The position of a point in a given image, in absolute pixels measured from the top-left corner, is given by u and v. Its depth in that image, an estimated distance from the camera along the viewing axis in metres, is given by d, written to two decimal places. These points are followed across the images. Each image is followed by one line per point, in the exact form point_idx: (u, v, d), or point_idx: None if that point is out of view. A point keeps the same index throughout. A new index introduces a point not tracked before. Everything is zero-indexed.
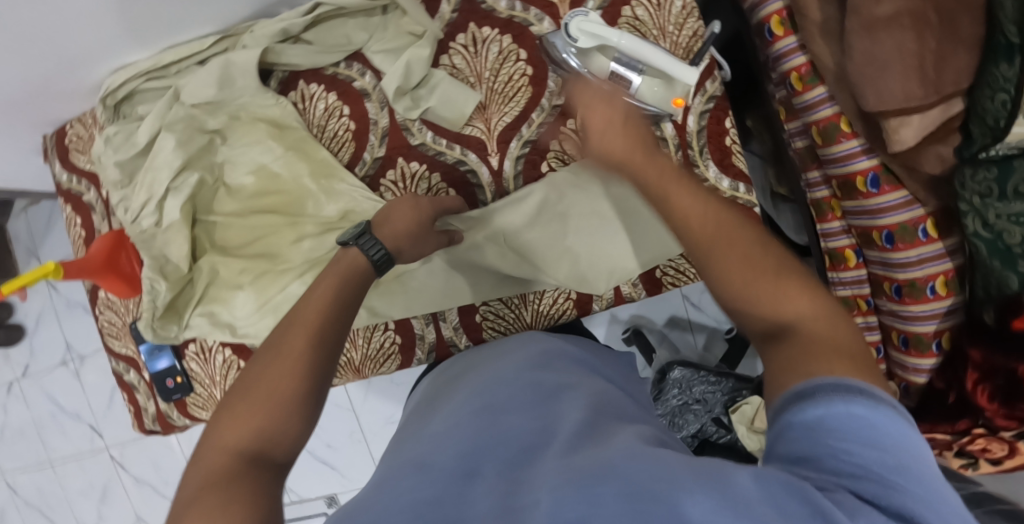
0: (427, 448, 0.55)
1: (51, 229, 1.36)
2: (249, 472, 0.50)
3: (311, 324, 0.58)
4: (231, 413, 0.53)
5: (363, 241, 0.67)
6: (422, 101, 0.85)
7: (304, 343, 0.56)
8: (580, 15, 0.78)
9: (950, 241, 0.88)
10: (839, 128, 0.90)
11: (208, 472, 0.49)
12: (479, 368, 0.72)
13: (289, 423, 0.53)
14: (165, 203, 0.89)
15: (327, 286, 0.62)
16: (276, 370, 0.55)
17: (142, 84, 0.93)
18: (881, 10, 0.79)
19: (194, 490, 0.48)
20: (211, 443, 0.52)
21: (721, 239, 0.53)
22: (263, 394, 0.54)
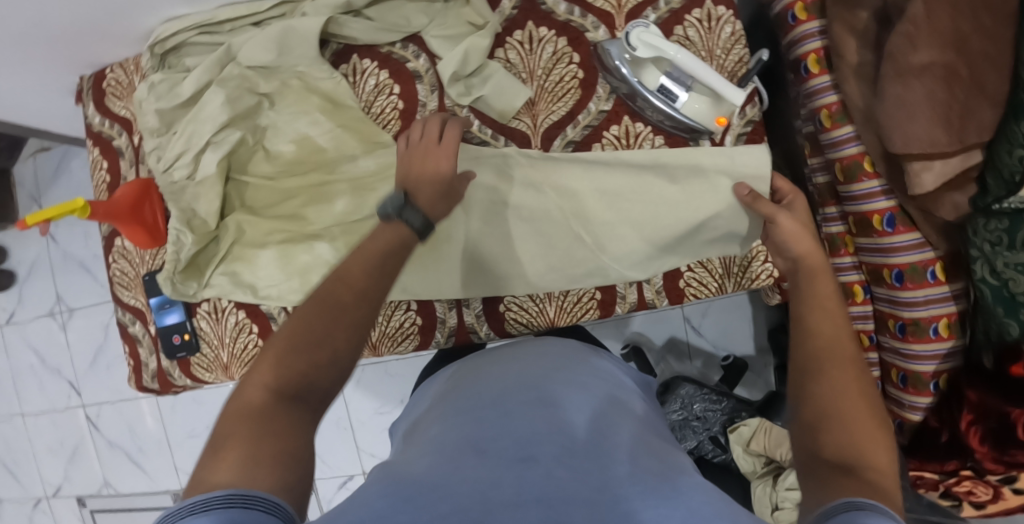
0: (481, 430, 0.67)
1: (59, 175, 1.34)
2: (279, 417, 0.53)
3: (358, 284, 0.60)
4: (273, 354, 0.56)
5: (406, 212, 0.65)
6: (473, 90, 0.87)
7: (351, 303, 0.59)
8: (640, 26, 0.81)
9: (956, 286, 0.93)
10: (862, 166, 0.94)
11: (244, 406, 0.53)
12: (518, 358, 0.82)
13: (323, 376, 0.56)
14: (203, 156, 0.90)
15: (377, 246, 0.63)
16: (321, 322, 0.57)
17: (194, 37, 0.93)
18: (916, 58, 0.82)
19: (230, 423, 0.52)
20: (250, 376, 0.55)
21: (836, 372, 0.61)
22: (303, 342, 0.56)
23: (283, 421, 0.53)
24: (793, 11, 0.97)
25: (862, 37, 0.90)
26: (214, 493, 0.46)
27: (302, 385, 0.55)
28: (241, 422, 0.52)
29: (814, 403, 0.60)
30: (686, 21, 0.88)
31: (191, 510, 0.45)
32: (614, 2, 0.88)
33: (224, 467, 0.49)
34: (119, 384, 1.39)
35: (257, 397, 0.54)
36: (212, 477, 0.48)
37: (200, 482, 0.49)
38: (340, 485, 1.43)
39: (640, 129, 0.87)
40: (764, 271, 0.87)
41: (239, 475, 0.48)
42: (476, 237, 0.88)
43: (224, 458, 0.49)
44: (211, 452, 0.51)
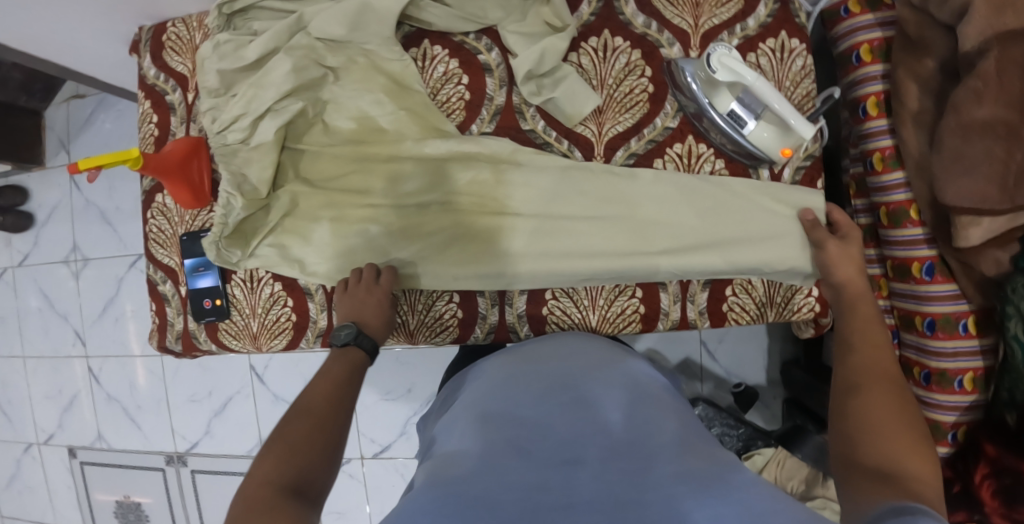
0: (523, 432, 0.67)
1: (89, 122, 1.39)
2: (283, 502, 0.57)
3: (331, 393, 0.70)
4: (269, 456, 0.61)
5: (360, 339, 0.78)
6: (545, 90, 0.89)
7: (328, 407, 0.68)
8: (722, 49, 0.82)
9: (986, 341, 0.94)
10: (907, 213, 0.96)
11: (250, 500, 0.57)
12: (554, 356, 0.80)
13: (319, 470, 0.62)
14: (261, 123, 0.89)
15: (339, 369, 0.74)
16: (305, 427, 0.65)
17: (264, 2, 0.93)
18: (980, 113, 0.83)
19: (239, 512, 0.56)
20: (251, 478, 0.60)
21: (874, 392, 0.65)
22: (295, 447, 0.62)
23: (293, 506, 0.56)
24: (859, 51, 0.99)
25: (925, 86, 0.91)
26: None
27: (300, 479, 0.60)
28: (251, 510, 0.56)
29: (853, 416, 0.63)
30: (760, 49, 0.90)
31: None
32: (692, 22, 0.90)
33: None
34: (119, 337, 1.41)
35: (261, 491, 0.57)
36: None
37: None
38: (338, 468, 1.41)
39: (703, 150, 0.89)
40: (805, 305, 0.88)
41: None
42: (537, 222, 0.89)
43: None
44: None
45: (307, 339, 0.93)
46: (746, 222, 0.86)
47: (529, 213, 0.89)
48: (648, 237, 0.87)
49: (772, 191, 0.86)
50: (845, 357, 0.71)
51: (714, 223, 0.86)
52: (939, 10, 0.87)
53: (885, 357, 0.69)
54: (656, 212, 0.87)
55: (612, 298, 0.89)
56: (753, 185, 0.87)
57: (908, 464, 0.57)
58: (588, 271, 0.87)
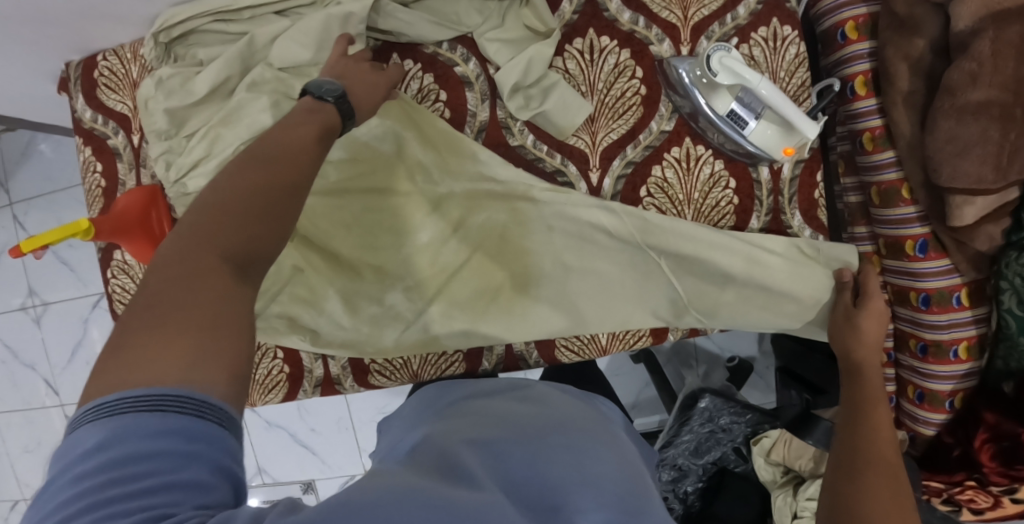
0: (503, 458, 0.55)
1: (29, 150, 1.32)
2: (230, 284, 0.46)
3: (300, 158, 0.57)
4: (202, 220, 0.49)
5: (342, 102, 0.67)
6: (534, 104, 0.83)
7: (296, 170, 0.55)
8: (722, 49, 0.78)
9: (978, 311, 0.96)
10: (899, 193, 0.96)
11: (194, 266, 0.46)
12: (535, 394, 0.72)
13: (264, 245, 0.50)
14: (228, 166, 0.82)
15: (315, 126, 0.61)
16: (263, 184, 0.52)
17: (207, 24, 0.83)
18: (974, 95, 0.82)
19: (166, 288, 0.45)
20: (190, 233, 0.48)
21: (878, 474, 0.71)
22: (253, 213, 0.50)
23: (237, 309, 0.46)
24: (844, 29, 0.96)
25: (916, 66, 0.90)
26: (145, 392, 0.40)
27: (251, 249, 0.49)
28: (172, 302, 0.44)
29: (855, 496, 0.70)
30: (752, 39, 0.86)
31: (122, 409, 0.40)
32: (680, 15, 0.86)
33: (165, 361, 0.42)
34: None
35: (207, 260, 0.46)
36: (139, 369, 0.41)
37: (127, 370, 0.41)
38: (341, 486, 1.37)
39: (702, 151, 0.86)
40: None
41: (187, 374, 0.41)
42: (545, 262, 0.87)
43: (157, 354, 0.42)
44: (146, 323, 0.43)
45: (305, 390, 0.88)
46: (756, 272, 0.86)
47: (536, 249, 0.87)
48: (648, 285, 0.88)
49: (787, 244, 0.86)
50: (860, 427, 0.77)
51: (724, 266, 0.86)
52: None
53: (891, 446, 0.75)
54: (676, 266, 0.86)
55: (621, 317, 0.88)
56: (768, 240, 0.86)
57: None
58: (601, 312, 0.87)
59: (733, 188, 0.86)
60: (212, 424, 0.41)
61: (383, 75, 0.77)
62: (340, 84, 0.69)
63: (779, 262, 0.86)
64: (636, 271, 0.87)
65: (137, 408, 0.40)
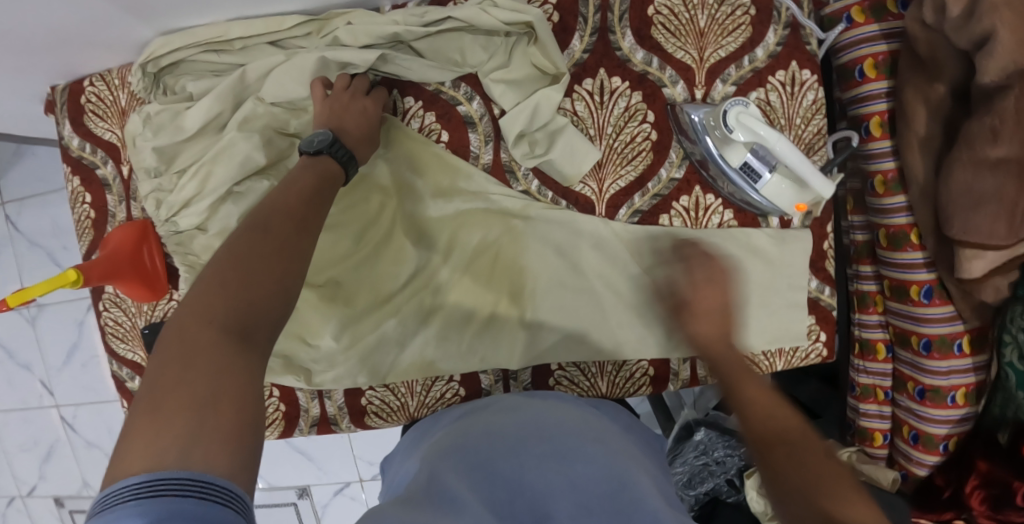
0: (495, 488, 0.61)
1: (20, 154, 1.24)
2: (229, 355, 0.45)
3: (297, 216, 0.56)
4: (203, 289, 0.48)
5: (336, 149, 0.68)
6: (540, 150, 0.82)
7: (293, 231, 0.54)
8: (739, 104, 0.78)
9: (979, 358, 0.95)
10: (908, 237, 0.94)
11: (189, 343, 0.45)
12: (522, 414, 0.75)
13: (268, 308, 0.49)
14: (220, 207, 0.80)
15: (311, 182, 0.61)
16: (262, 245, 0.52)
17: (197, 54, 0.79)
18: (994, 151, 0.79)
19: (165, 369, 0.44)
20: (186, 308, 0.47)
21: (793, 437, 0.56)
22: (250, 280, 0.49)
23: (236, 379, 0.45)
24: (862, 66, 0.94)
25: (934, 111, 0.87)
26: (143, 478, 0.39)
27: (250, 317, 0.48)
28: (171, 383, 0.43)
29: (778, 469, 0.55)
30: (769, 83, 0.84)
31: (121, 499, 0.38)
32: (696, 55, 0.84)
33: (161, 445, 0.40)
34: (93, 383, 1.29)
35: (203, 334, 0.45)
36: (139, 455, 0.40)
37: (126, 457, 0.40)
38: (337, 492, 1.35)
39: (711, 201, 0.85)
40: (813, 350, 0.89)
41: (185, 454, 0.40)
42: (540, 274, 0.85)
43: (156, 436, 0.40)
44: (146, 406, 0.42)
45: (300, 428, 0.87)
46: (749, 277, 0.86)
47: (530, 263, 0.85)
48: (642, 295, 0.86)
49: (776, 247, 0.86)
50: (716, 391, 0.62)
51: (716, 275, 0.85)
52: (957, 36, 0.80)
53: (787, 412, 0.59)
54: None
55: (621, 364, 0.87)
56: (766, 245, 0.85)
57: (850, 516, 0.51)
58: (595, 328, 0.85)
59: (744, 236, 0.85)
60: (215, 504, 0.39)
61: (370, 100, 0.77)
62: (332, 133, 0.69)
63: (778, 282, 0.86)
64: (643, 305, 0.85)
65: (136, 497, 0.38)
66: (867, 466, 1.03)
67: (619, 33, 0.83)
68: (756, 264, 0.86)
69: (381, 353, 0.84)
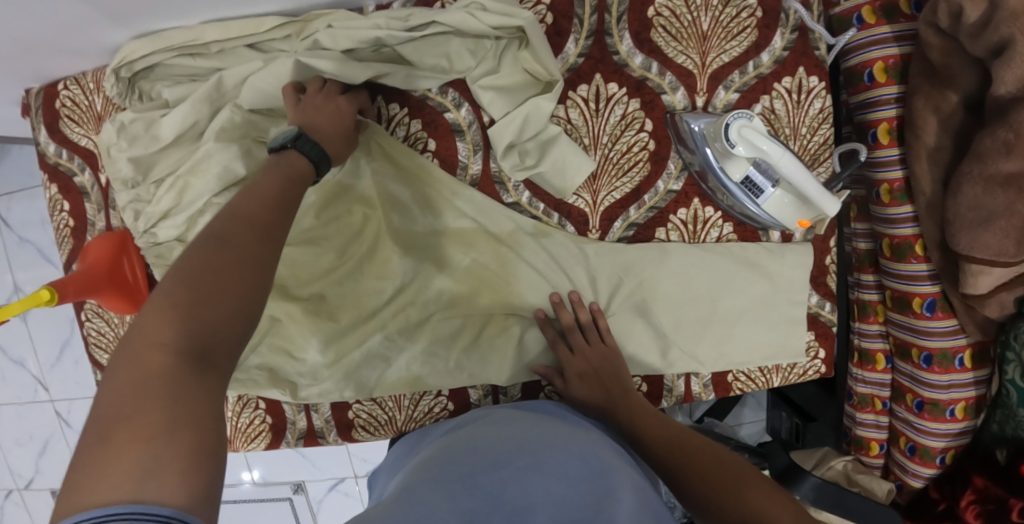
0: (478, 503, 0.58)
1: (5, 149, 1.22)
2: (185, 382, 0.42)
3: (259, 223, 0.52)
4: (156, 308, 0.45)
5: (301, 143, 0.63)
6: (531, 161, 0.79)
7: (254, 239, 0.51)
8: (743, 117, 0.74)
9: (980, 372, 0.93)
10: (912, 248, 0.91)
11: (141, 370, 0.42)
12: (505, 429, 0.71)
13: (229, 326, 0.46)
14: (200, 219, 0.78)
15: (278, 183, 0.57)
16: (222, 259, 0.48)
17: (172, 59, 0.75)
18: (1007, 165, 0.75)
19: (115, 399, 0.41)
20: (137, 334, 0.44)
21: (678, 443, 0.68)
22: (206, 297, 0.46)
23: (193, 405, 0.42)
24: (872, 70, 0.90)
25: (945, 121, 0.84)
26: (91, 514, 0.36)
27: (207, 338, 0.45)
28: (122, 413, 0.40)
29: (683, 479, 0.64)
30: (775, 91, 0.80)
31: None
32: (699, 60, 0.79)
33: (112, 480, 0.37)
34: (85, 380, 1.29)
35: (156, 360, 0.42)
36: (90, 492, 0.37)
37: (77, 495, 0.37)
38: (331, 488, 1.35)
39: (710, 214, 0.83)
40: (811, 367, 0.87)
41: (138, 487, 0.37)
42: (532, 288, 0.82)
43: (108, 471, 0.37)
44: (96, 439, 0.39)
45: (287, 441, 0.86)
46: (744, 288, 0.83)
47: (521, 274, 0.82)
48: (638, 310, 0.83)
49: (772, 259, 0.83)
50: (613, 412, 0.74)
51: (711, 287, 0.83)
52: (973, 44, 0.77)
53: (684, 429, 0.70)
54: (677, 319, 0.83)
55: None
56: (761, 253, 0.83)
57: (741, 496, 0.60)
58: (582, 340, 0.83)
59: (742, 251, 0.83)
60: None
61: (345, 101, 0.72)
62: (298, 128, 0.65)
63: (772, 289, 0.84)
64: (640, 322, 0.83)
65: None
66: (862, 476, 1.00)
67: (616, 36, 0.78)
68: (757, 280, 0.83)
69: (367, 369, 0.82)
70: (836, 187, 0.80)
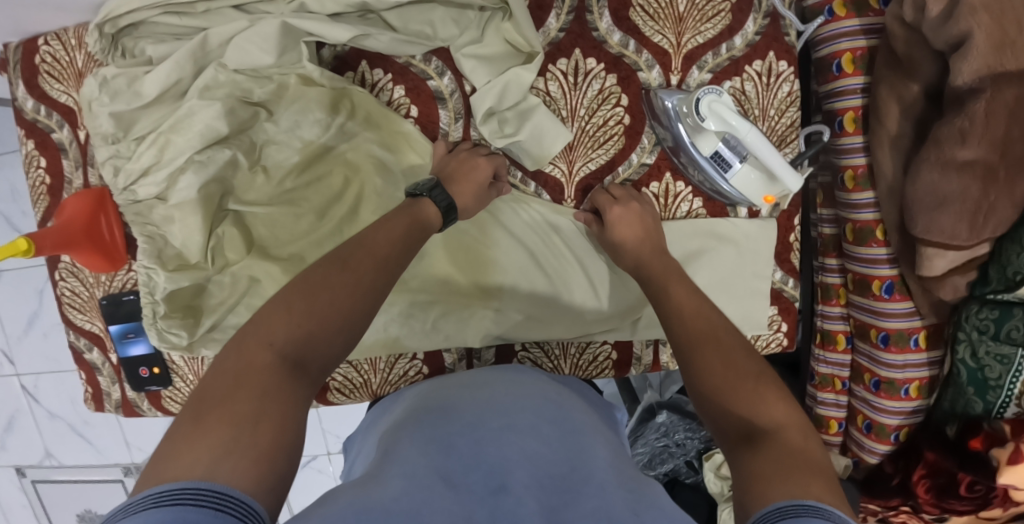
0: (448, 460, 0.60)
1: None
2: (277, 382, 0.54)
3: (381, 254, 0.65)
4: (271, 317, 0.58)
5: (435, 193, 0.74)
6: (509, 130, 0.82)
7: (372, 268, 0.63)
8: (713, 93, 0.77)
9: (934, 353, 0.97)
10: (873, 233, 0.95)
11: (250, 364, 0.54)
12: (485, 389, 0.73)
13: (323, 341, 0.58)
14: (181, 175, 0.79)
15: (401, 221, 0.69)
16: (336, 280, 0.61)
17: (157, 16, 0.76)
18: (962, 152, 0.80)
19: (222, 385, 0.53)
20: (254, 333, 0.57)
21: (705, 344, 0.64)
22: (317, 312, 0.59)
23: (278, 404, 0.53)
24: (840, 61, 0.93)
25: (907, 110, 0.87)
26: (164, 488, 0.44)
27: (306, 350, 0.57)
28: (225, 397, 0.52)
29: (698, 378, 0.62)
30: (745, 73, 0.83)
31: (144, 506, 0.43)
32: (674, 40, 0.82)
33: (197, 453, 0.47)
34: (55, 352, 1.24)
35: (262, 358, 0.55)
36: (174, 462, 0.46)
37: (165, 463, 0.47)
38: (304, 465, 1.36)
39: (681, 189, 0.86)
40: (774, 339, 0.91)
41: (213, 468, 0.46)
42: (511, 254, 0.87)
43: (195, 445, 0.48)
44: (191, 420, 0.50)
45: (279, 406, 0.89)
46: (713, 262, 0.88)
47: (500, 238, 0.87)
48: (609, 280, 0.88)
49: (744, 235, 0.87)
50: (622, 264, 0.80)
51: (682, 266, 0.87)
52: (934, 36, 0.81)
53: (714, 315, 0.68)
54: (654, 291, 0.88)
55: (585, 347, 0.89)
56: (729, 229, 0.87)
57: (759, 408, 0.58)
58: (555, 303, 0.87)
59: (709, 226, 0.87)
60: (232, 518, 0.44)
61: (484, 159, 0.80)
62: (437, 180, 0.76)
63: (741, 263, 0.87)
64: (617, 282, 0.88)
65: (155, 505, 0.43)
66: None
67: (596, 12, 0.81)
68: (727, 251, 0.87)
69: None
70: (800, 165, 0.85)
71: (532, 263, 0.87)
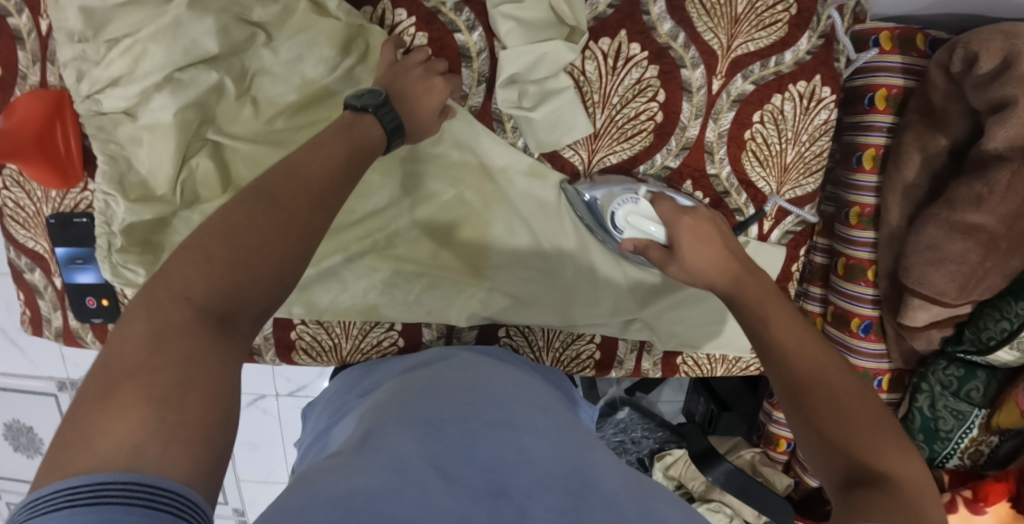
0: (441, 448, 0.57)
1: None
2: (204, 343, 0.44)
3: (314, 188, 0.52)
4: (190, 263, 0.46)
5: (382, 111, 0.63)
6: (528, 104, 0.77)
7: (307, 207, 0.51)
8: (629, 201, 0.75)
9: (892, 396, 1.01)
10: (864, 272, 0.95)
11: (163, 325, 0.43)
12: (466, 376, 0.70)
13: (258, 292, 0.47)
14: (156, 93, 0.69)
15: (342, 147, 0.57)
16: (271, 218, 0.49)
17: None
18: (974, 216, 0.79)
19: (133, 354, 0.42)
20: (165, 284, 0.45)
21: (816, 382, 0.55)
22: (242, 260, 0.47)
23: (204, 372, 0.43)
24: (874, 94, 0.90)
25: (928, 162, 0.86)
26: (79, 482, 0.36)
27: (237, 303, 0.46)
28: (137, 369, 0.41)
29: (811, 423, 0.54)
30: (788, 92, 0.80)
31: (54, 506, 0.35)
32: (725, 42, 0.77)
33: (114, 441, 0.38)
34: None
35: (179, 316, 0.44)
36: (85, 453, 0.38)
37: (74, 453, 0.38)
38: (249, 404, 1.26)
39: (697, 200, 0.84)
40: (752, 363, 0.91)
41: (140, 454, 0.38)
42: (512, 234, 0.83)
43: (110, 427, 0.39)
44: (100, 394, 0.40)
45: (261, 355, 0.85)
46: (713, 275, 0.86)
47: (497, 222, 0.83)
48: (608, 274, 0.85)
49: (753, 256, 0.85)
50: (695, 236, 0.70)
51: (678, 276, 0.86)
52: (975, 95, 0.80)
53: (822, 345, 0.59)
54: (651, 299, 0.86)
55: (569, 343, 0.88)
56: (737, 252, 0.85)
57: (877, 458, 0.51)
58: (547, 292, 0.84)
59: None
60: (166, 514, 0.37)
61: (440, 79, 0.72)
62: (386, 95, 0.65)
63: None
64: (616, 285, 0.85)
65: (69, 505, 0.35)
66: (768, 468, 1.07)
67: None
68: None
69: (321, 289, 0.81)
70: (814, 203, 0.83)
71: (531, 247, 0.84)
